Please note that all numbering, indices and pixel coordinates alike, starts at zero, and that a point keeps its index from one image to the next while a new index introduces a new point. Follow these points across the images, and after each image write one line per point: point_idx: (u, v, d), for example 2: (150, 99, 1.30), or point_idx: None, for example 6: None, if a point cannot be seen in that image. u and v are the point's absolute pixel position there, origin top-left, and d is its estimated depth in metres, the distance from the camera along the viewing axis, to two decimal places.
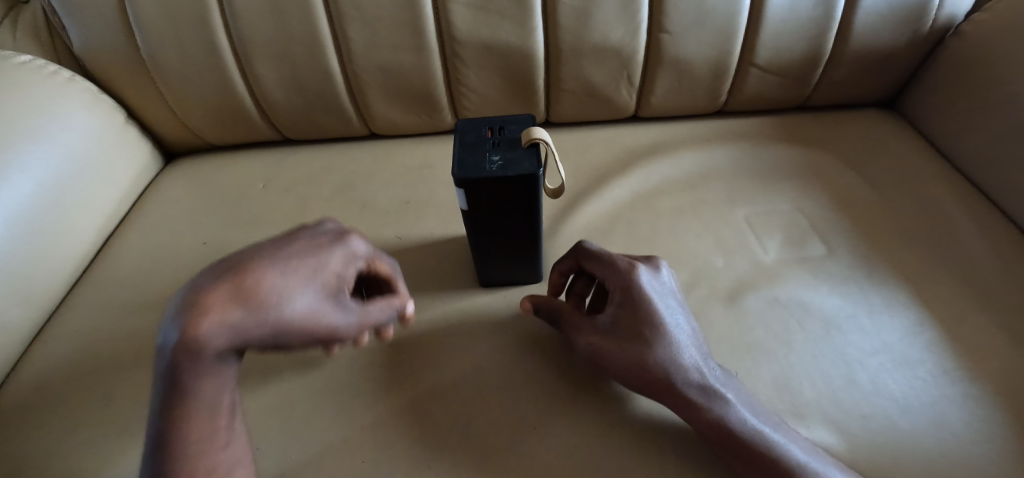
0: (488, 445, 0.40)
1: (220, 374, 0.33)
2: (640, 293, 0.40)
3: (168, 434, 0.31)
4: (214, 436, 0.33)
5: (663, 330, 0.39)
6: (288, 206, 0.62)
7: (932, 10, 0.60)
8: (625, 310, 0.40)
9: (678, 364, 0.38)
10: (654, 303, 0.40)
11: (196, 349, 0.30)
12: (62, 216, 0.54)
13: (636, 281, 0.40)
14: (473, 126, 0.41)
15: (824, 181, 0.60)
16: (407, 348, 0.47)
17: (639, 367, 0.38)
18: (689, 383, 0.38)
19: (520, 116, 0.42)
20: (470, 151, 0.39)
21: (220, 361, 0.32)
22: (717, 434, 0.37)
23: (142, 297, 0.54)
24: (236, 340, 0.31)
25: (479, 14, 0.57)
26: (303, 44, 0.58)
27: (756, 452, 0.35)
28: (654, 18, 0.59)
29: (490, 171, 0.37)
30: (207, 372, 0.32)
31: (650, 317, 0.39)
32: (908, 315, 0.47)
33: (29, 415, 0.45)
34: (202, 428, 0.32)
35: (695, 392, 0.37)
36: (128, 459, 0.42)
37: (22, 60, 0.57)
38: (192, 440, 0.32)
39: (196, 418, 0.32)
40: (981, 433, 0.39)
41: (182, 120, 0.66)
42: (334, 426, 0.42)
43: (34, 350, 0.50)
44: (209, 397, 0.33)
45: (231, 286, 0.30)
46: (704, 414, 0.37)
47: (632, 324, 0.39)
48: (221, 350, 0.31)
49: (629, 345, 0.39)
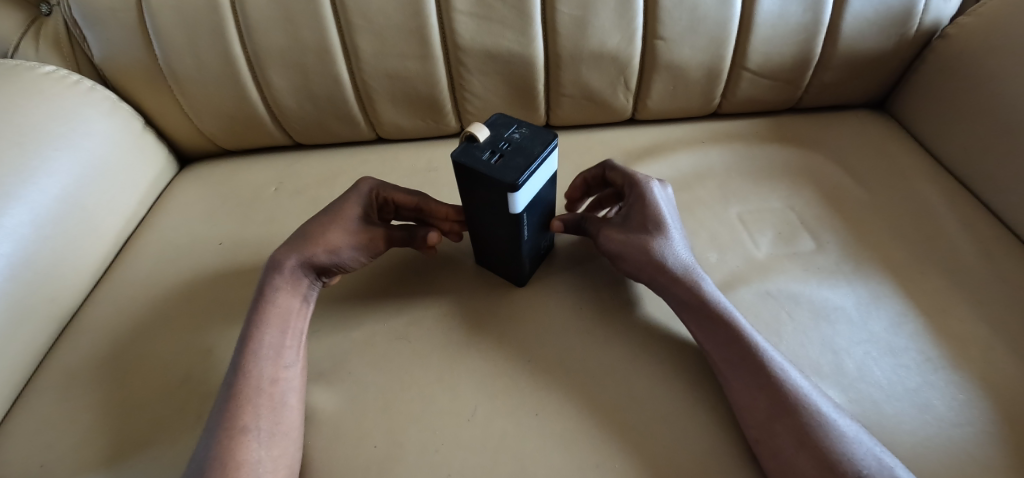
0: (494, 430, 0.42)
1: (296, 291, 0.47)
2: (648, 199, 0.48)
3: (251, 337, 0.43)
4: (278, 352, 0.43)
5: (663, 227, 0.46)
6: (300, 208, 0.65)
7: (917, 15, 0.63)
8: (635, 208, 0.48)
9: (672, 253, 0.45)
10: (658, 206, 0.48)
11: (282, 269, 0.47)
12: (85, 219, 0.57)
13: (646, 189, 0.49)
14: (510, 168, 0.39)
15: (815, 180, 0.63)
16: (414, 340, 0.49)
17: (640, 252, 0.46)
18: (679, 268, 0.45)
19: (459, 156, 0.40)
20: (528, 146, 0.40)
21: (297, 279, 0.48)
22: (695, 309, 0.44)
23: (162, 295, 0.57)
24: (307, 259, 0.48)
25: (482, 23, 0.60)
26: (314, 52, 0.61)
27: (723, 327, 0.42)
28: (649, 25, 0.61)
29: (527, 127, 0.42)
30: (285, 285, 0.47)
31: (655, 215, 0.47)
32: (895, 305, 0.49)
33: (57, 408, 0.48)
34: (274, 340, 0.44)
35: (681, 271, 0.45)
36: (153, 448, 0.44)
37: (45, 71, 0.59)
38: (263, 348, 0.43)
39: (269, 330, 0.44)
40: (965, 415, 0.41)
41: (197, 127, 0.69)
42: (349, 414, 0.44)
43: (61, 345, 0.53)
44: (282, 310, 0.46)
45: (311, 228, 0.50)
46: (688, 292, 0.44)
47: (642, 222, 0.47)
48: (299, 268, 0.48)
49: (634, 240, 0.46)
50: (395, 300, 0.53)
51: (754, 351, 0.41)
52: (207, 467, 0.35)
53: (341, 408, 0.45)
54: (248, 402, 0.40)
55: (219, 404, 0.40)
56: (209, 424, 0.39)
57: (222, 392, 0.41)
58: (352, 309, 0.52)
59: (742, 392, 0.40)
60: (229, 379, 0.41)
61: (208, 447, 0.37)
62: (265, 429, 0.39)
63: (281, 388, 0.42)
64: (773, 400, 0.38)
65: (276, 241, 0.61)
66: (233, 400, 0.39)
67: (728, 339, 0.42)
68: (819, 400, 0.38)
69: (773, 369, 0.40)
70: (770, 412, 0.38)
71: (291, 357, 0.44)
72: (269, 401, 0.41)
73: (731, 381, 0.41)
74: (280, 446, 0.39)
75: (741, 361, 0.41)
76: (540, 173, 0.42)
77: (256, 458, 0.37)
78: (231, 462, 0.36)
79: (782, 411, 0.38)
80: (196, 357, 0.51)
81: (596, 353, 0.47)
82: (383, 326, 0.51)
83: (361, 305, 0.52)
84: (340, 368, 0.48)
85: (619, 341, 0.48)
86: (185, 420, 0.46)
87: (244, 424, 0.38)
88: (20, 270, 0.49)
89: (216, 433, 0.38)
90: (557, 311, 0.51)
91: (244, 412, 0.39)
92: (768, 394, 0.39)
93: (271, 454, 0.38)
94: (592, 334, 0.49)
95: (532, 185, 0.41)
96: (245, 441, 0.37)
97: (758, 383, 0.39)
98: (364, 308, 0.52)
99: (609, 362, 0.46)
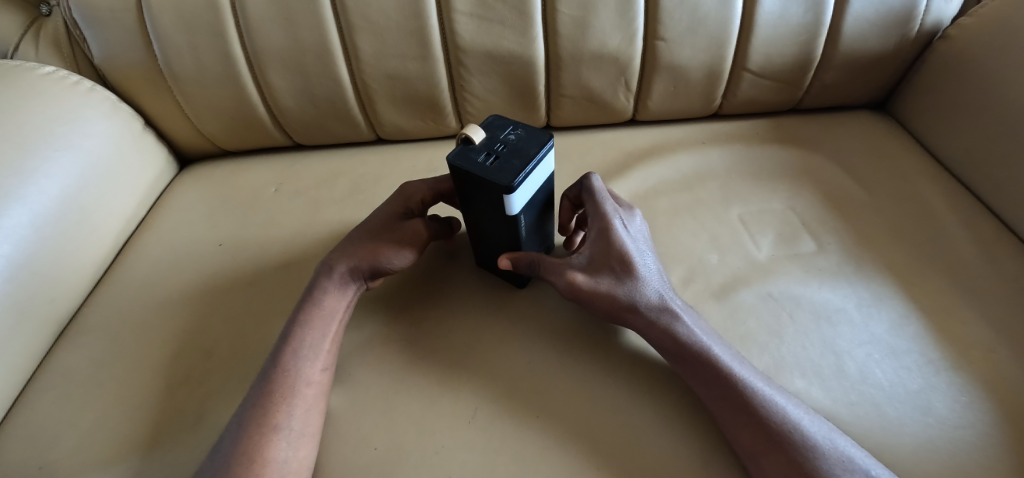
0: (493, 433, 0.42)
1: (343, 294, 0.47)
2: (612, 237, 0.45)
3: (292, 336, 0.44)
4: (318, 354, 0.44)
5: (632, 268, 0.44)
6: (300, 208, 0.65)
7: (918, 16, 0.63)
8: (598, 247, 0.45)
9: (642, 295, 0.43)
10: (626, 244, 0.44)
11: (332, 273, 0.48)
12: (84, 220, 0.57)
13: (609, 225, 0.45)
14: (507, 169, 0.38)
15: (816, 181, 0.62)
16: (414, 342, 0.49)
17: (608, 298, 0.44)
18: (651, 311, 0.43)
19: (454, 159, 0.39)
20: (525, 147, 0.40)
21: (345, 282, 0.48)
22: (676, 350, 0.43)
23: (161, 296, 0.56)
24: (354, 264, 0.48)
25: (482, 23, 0.60)
26: (314, 53, 0.61)
27: (704, 367, 0.41)
28: (649, 26, 0.61)
29: (524, 129, 0.42)
30: (333, 287, 0.47)
31: (620, 254, 0.44)
32: (896, 306, 0.49)
33: (56, 409, 0.47)
34: (315, 341, 0.44)
35: (655, 314, 0.43)
36: (151, 449, 0.44)
37: (44, 71, 0.59)
38: (303, 348, 0.43)
39: (312, 331, 0.44)
40: (968, 418, 0.41)
41: (196, 127, 0.69)
42: (349, 416, 0.44)
43: (61, 346, 0.53)
44: (328, 312, 0.46)
45: (358, 236, 0.50)
46: (663, 334, 0.43)
47: (608, 264, 0.44)
48: (347, 272, 0.48)
49: (599, 286, 0.44)
50: (395, 301, 0.53)
51: (738, 391, 0.39)
52: (235, 461, 0.35)
53: (340, 410, 0.45)
54: (284, 400, 0.40)
55: (251, 399, 0.40)
56: (239, 419, 0.39)
57: (257, 387, 0.41)
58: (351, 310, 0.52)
59: (731, 428, 0.39)
60: (267, 374, 0.41)
61: (234, 442, 0.37)
62: (295, 429, 0.39)
63: (314, 390, 0.42)
64: (756, 439, 0.38)
65: (276, 242, 0.61)
66: (268, 397, 0.40)
67: (710, 378, 0.41)
68: (812, 434, 0.37)
69: (758, 404, 0.38)
70: (754, 451, 0.38)
71: (328, 360, 0.44)
72: (303, 401, 0.41)
73: (716, 415, 0.41)
74: (305, 448, 0.39)
75: (723, 402, 0.40)
76: (538, 174, 0.42)
77: (282, 458, 0.37)
78: (260, 459, 0.36)
79: (765, 449, 0.37)
80: (195, 359, 0.51)
81: (596, 356, 0.47)
82: (384, 328, 0.51)
83: (360, 306, 0.52)
84: (341, 369, 0.47)
85: (619, 344, 0.48)
86: (184, 422, 0.46)
87: (276, 422, 0.38)
88: (20, 270, 0.49)
89: (247, 428, 0.38)
90: (559, 314, 0.51)
91: (278, 410, 0.39)
92: (751, 435, 0.38)
93: (297, 454, 0.38)
94: (591, 336, 0.49)
95: (529, 186, 0.41)
96: (274, 439, 0.37)
97: (743, 423, 0.39)
98: (364, 310, 0.52)
99: (609, 364, 0.46)
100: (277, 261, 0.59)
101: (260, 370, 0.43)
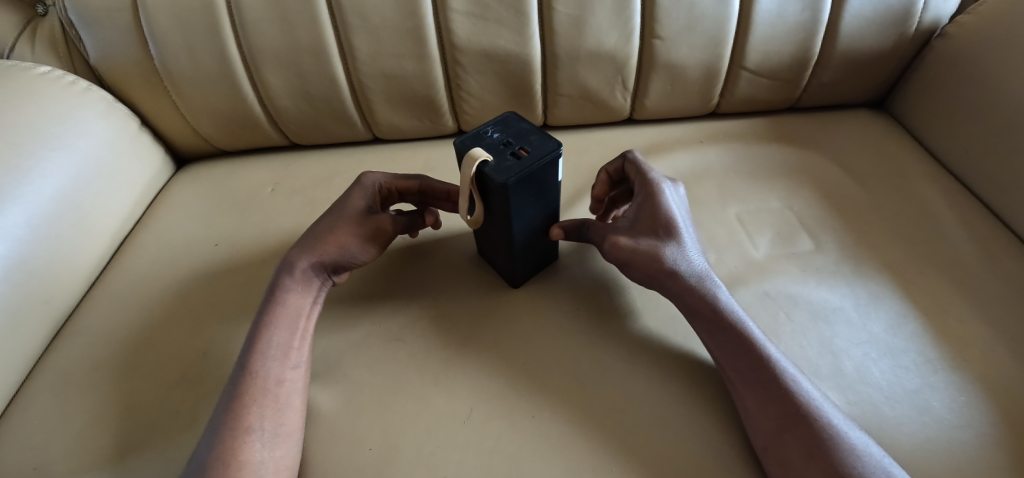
0: (489, 432, 0.42)
1: (307, 291, 0.47)
2: (659, 203, 0.47)
3: (258, 336, 0.43)
4: (286, 353, 0.43)
5: (676, 233, 0.45)
6: (297, 208, 0.64)
7: (916, 14, 0.63)
8: (644, 212, 0.47)
9: (685, 260, 0.45)
10: (670, 211, 0.46)
11: (294, 269, 0.47)
12: (79, 220, 0.56)
13: (657, 192, 0.47)
14: (540, 143, 0.42)
15: (814, 180, 0.62)
16: (410, 342, 0.49)
17: (651, 258, 0.44)
18: (691, 275, 0.44)
19: (514, 175, 0.39)
20: (517, 129, 0.44)
21: (309, 278, 0.48)
22: (708, 319, 0.43)
23: (157, 296, 0.56)
24: (318, 259, 0.48)
25: (478, 22, 0.59)
26: (310, 52, 0.61)
27: (735, 337, 0.42)
28: (647, 24, 0.61)
29: (491, 125, 0.44)
30: (296, 285, 0.47)
31: (666, 220, 0.46)
32: (893, 305, 0.49)
33: (51, 410, 0.47)
34: (282, 340, 0.44)
35: (695, 279, 0.44)
36: (146, 450, 0.44)
37: (40, 71, 0.59)
38: (271, 348, 0.43)
39: (278, 330, 0.44)
40: (965, 417, 0.41)
41: (193, 127, 0.69)
42: (345, 415, 0.44)
43: (56, 347, 0.52)
44: (292, 311, 0.46)
45: (317, 229, 0.50)
46: (700, 300, 0.44)
47: (653, 227, 0.46)
48: (310, 268, 0.48)
49: (644, 246, 0.45)
50: (390, 301, 0.53)
51: (767, 362, 0.40)
52: (208, 465, 0.35)
53: (335, 411, 0.44)
54: (254, 401, 0.39)
55: (222, 403, 0.40)
56: (212, 423, 0.38)
57: (227, 390, 0.40)
58: (346, 310, 0.52)
59: (752, 401, 0.39)
60: (234, 377, 0.41)
61: (205, 446, 0.37)
62: (268, 430, 0.39)
63: (286, 389, 0.42)
64: (784, 410, 0.38)
65: (273, 242, 0.61)
66: (237, 399, 0.39)
67: (742, 347, 0.41)
68: (831, 413, 0.38)
69: (784, 378, 0.39)
70: (780, 422, 0.37)
71: (298, 358, 0.44)
72: (273, 402, 0.40)
73: (740, 391, 0.41)
74: (282, 448, 0.39)
75: (752, 373, 0.40)
76: None
77: (258, 459, 0.37)
78: (233, 462, 0.36)
79: (794, 422, 0.37)
80: (191, 359, 0.50)
81: (593, 354, 0.47)
82: (380, 327, 0.50)
83: (356, 306, 0.52)
84: (336, 369, 0.47)
85: (617, 342, 0.48)
86: (179, 423, 0.46)
87: (248, 424, 0.38)
88: (16, 270, 0.49)
89: (217, 432, 0.37)
90: (556, 312, 0.50)
91: (249, 412, 0.39)
92: (780, 406, 0.38)
93: (274, 454, 0.38)
94: (587, 334, 0.48)
95: None
96: (247, 441, 0.37)
97: (770, 392, 0.39)
98: (359, 309, 0.52)
99: (605, 361, 0.46)
100: (274, 261, 0.59)
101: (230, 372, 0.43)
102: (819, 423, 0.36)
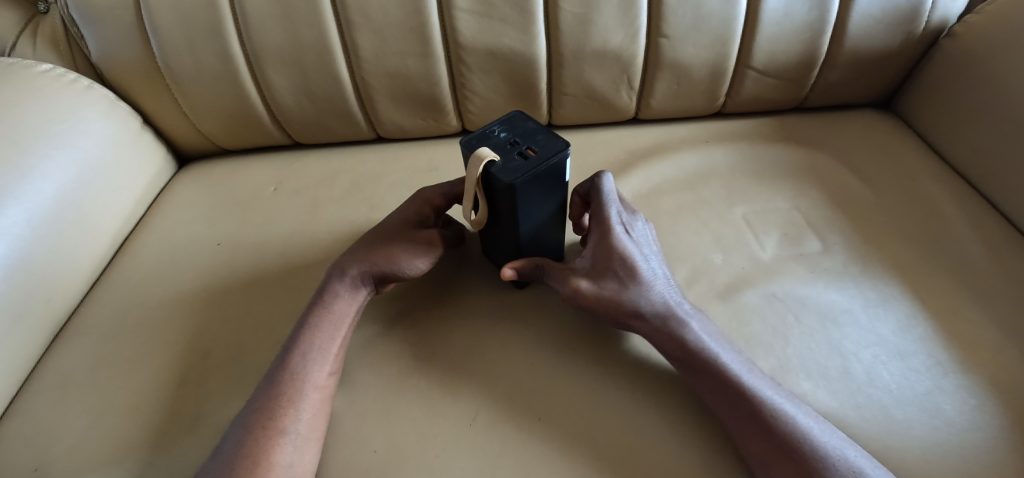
0: (495, 435, 0.42)
1: (354, 298, 0.47)
2: (613, 241, 0.45)
3: (303, 338, 0.43)
4: (327, 358, 0.43)
5: (636, 271, 0.44)
6: (300, 207, 0.64)
7: (924, 13, 0.62)
8: (600, 252, 0.45)
9: (648, 300, 0.43)
10: (625, 248, 0.45)
11: (344, 276, 0.47)
12: (81, 219, 0.56)
13: (610, 229, 0.45)
14: (548, 141, 0.41)
15: (821, 180, 0.62)
16: (414, 344, 0.49)
17: (613, 304, 0.43)
18: (656, 314, 0.43)
19: (521, 175, 0.38)
20: (524, 127, 0.43)
21: (356, 287, 0.47)
22: (681, 355, 0.42)
23: (158, 296, 0.56)
24: (368, 268, 0.47)
25: (482, 20, 0.59)
26: (313, 50, 0.60)
27: (711, 370, 0.41)
28: (653, 23, 0.60)
29: (497, 124, 0.44)
30: (344, 290, 0.47)
31: (622, 259, 0.44)
32: (902, 307, 0.49)
33: (52, 411, 0.47)
34: (324, 344, 0.44)
35: (659, 317, 0.43)
36: (148, 452, 0.44)
37: (41, 69, 0.59)
38: (312, 351, 0.43)
39: (321, 333, 0.44)
40: (979, 420, 0.40)
41: (195, 125, 0.68)
42: (349, 417, 0.44)
43: (57, 347, 0.52)
44: (339, 315, 0.45)
45: (373, 240, 0.50)
46: (668, 338, 0.43)
47: (609, 269, 0.44)
48: (359, 276, 0.47)
49: (605, 291, 0.44)
50: (394, 302, 0.52)
51: (746, 392, 0.39)
52: (239, 462, 0.35)
53: (340, 413, 0.44)
54: (291, 403, 0.39)
55: (257, 401, 0.40)
56: (244, 422, 0.38)
57: (264, 388, 0.40)
58: None
59: (737, 433, 0.39)
60: (274, 376, 0.41)
61: (235, 444, 0.37)
62: (301, 433, 0.38)
63: (321, 394, 0.41)
64: (766, 444, 0.37)
65: (275, 242, 0.60)
66: (273, 400, 0.39)
67: (717, 380, 0.41)
68: (822, 439, 0.37)
69: (767, 412, 0.38)
70: (765, 455, 0.37)
71: (336, 364, 0.44)
72: (309, 405, 0.40)
73: (729, 425, 0.40)
74: (310, 452, 0.39)
75: (730, 406, 0.40)
76: None
77: (287, 461, 0.36)
78: (265, 461, 0.35)
79: (775, 458, 0.37)
80: (193, 360, 0.50)
81: (599, 358, 0.47)
82: (384, 329, 0.50)
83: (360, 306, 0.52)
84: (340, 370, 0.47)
85: (622, 345, 0.47)
86: (181, 424, 0.45)
87: (283, 426, 0.38)
88: (17, 270, 0.48)
89: (251, 430, 0.37)
90: (562, 315, 0.50)
91: (285, 413, 0.39)
92: (764, 436, 0.37)
93: (302, 458, 0.38)
94: (593, 337, 0.48)
95: None
96: (280, 442, 0.37)
97: (751, 426, 0.38)
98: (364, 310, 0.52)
99: (612, 365, 0.46)
100: (276, 260, 0.58)
101: (268, 371, 0.43)
102: (804, 455, 0.36)
